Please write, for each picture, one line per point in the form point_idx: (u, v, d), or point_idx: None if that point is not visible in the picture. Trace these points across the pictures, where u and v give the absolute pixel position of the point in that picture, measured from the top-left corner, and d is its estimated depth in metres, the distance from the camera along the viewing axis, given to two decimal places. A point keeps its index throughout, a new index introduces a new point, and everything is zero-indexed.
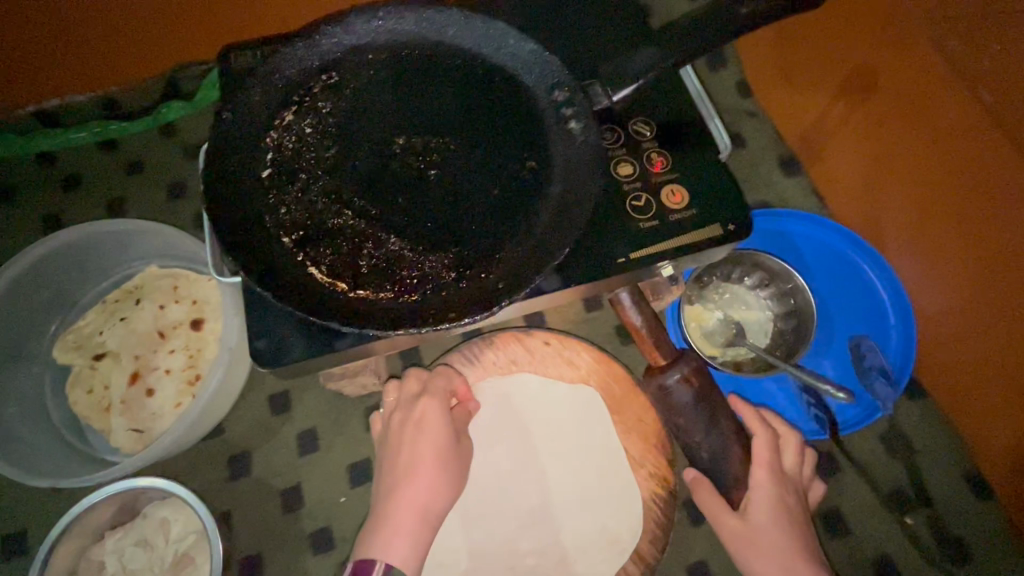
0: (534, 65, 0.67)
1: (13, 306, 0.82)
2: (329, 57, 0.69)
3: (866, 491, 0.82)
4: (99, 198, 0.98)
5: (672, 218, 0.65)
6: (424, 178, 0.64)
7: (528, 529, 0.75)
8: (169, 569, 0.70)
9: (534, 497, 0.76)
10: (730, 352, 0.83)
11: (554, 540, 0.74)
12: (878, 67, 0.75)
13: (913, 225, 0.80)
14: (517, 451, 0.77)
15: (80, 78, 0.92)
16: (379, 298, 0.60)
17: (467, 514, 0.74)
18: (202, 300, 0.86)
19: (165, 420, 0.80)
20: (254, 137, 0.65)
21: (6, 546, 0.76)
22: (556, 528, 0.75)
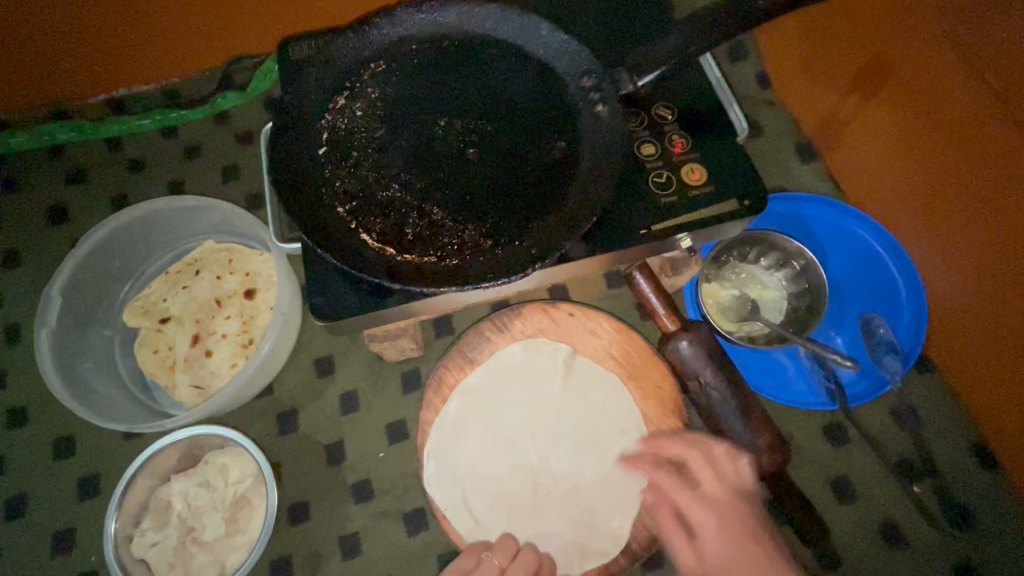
0: (566, 54, 0.74)
1: (89, 273, 0.91)
2: (377, 47, 0.76)
3: (875, 461, 0.86)
4: (159, 178, 1.06)
5: (691, 193, 0.70)
6: (463, 156, 0.71)
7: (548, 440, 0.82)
8: (228, 508, 0.78)
9: (542, 457, 0.82)
10: (745, 327, 0.88)
11: (578, 440, 0.82)
12: (894, 54, 0.79)
13: (926, 206, 0.83)
14: (512, 446, 0.82)
15: (147, 66, 1.02)
16: (423, 261, 0.66)
17: (490, 427, 0.82)
18: (254, 272, 0.93)
19: (222, 379, 0.88)
20: (313, 119, 0.73)
21: (84, 486, 0.85)
22: (576, 448, 0.82)
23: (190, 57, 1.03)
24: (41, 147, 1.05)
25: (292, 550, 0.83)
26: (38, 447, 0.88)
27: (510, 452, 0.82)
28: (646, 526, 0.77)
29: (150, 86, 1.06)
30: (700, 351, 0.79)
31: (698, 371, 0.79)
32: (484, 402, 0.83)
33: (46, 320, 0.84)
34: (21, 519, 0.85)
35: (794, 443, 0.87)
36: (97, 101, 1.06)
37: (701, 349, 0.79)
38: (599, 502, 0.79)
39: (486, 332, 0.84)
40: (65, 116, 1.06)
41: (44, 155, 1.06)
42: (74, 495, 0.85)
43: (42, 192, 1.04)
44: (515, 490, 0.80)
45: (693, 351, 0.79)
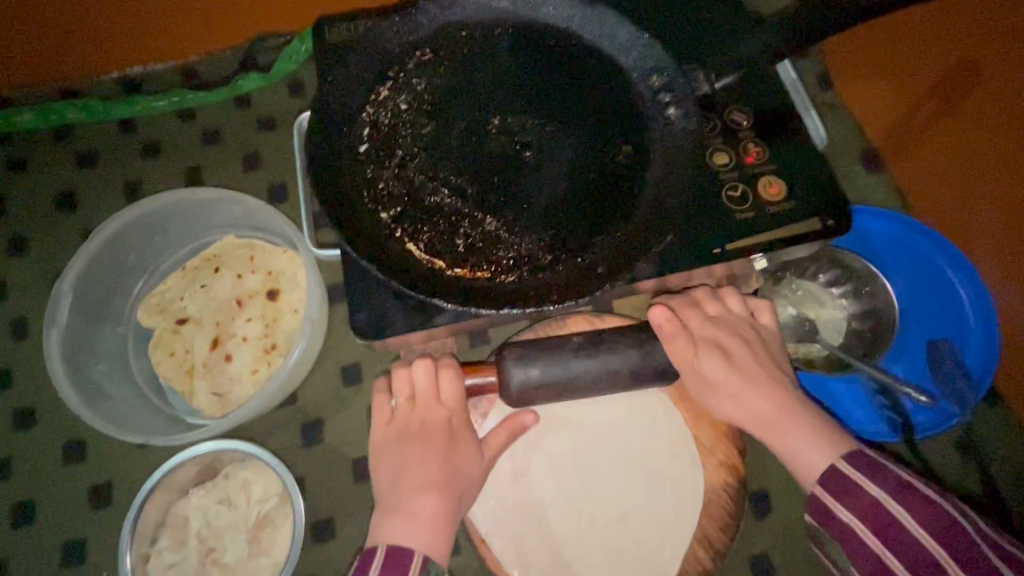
0: (633, 48, 0.67)
1: (101, 268, 0.84)
2: (423, 33, 0.69)
3: (936, 494, 0.81)
4: (175, 164, 0.98)
5: (769, 209, 0.64)
6: (519, 159, 0.65)
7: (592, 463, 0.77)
8: (252, 527, 0.73)
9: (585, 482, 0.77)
10: (802, 348, 0.84)
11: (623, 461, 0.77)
12: (984, 61, 0.72)
13: (1007, 228, 0.77)
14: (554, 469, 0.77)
15: (163, 39, 0.95)
16: (476, 276, 0.60)
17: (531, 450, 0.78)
18: (278, 271, 0.87)
19: (244, 386, 0.83)
20: (353, 112, 0.66)
21: (97, 495, 0.80)
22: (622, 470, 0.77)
23: (209, 32, 0.95)
24: (49, 127, 0.98)
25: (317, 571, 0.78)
26: (48, 451, 0.83)
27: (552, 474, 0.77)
28: (697, 559, 0.73)
29: (166, 63, 0.99)
30: (534, 369, 0.67)
31: (571, 373, 0.67)
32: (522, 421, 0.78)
33: (57, 320, 0.78)
34: (29, 528, 0.80)
35: None
36: (109, 78, 0.99)
37: (560, 347, 0.68)
38: (646, 534, 0.74)
39: None
40: (74, 94, 0.99)
41: (52, 135, 0.99)
42: (85, 504, 0.80)
43: (49, 176, 0.97)
44: (557, 517, 0.75)
45: (538, 369, 0.67)
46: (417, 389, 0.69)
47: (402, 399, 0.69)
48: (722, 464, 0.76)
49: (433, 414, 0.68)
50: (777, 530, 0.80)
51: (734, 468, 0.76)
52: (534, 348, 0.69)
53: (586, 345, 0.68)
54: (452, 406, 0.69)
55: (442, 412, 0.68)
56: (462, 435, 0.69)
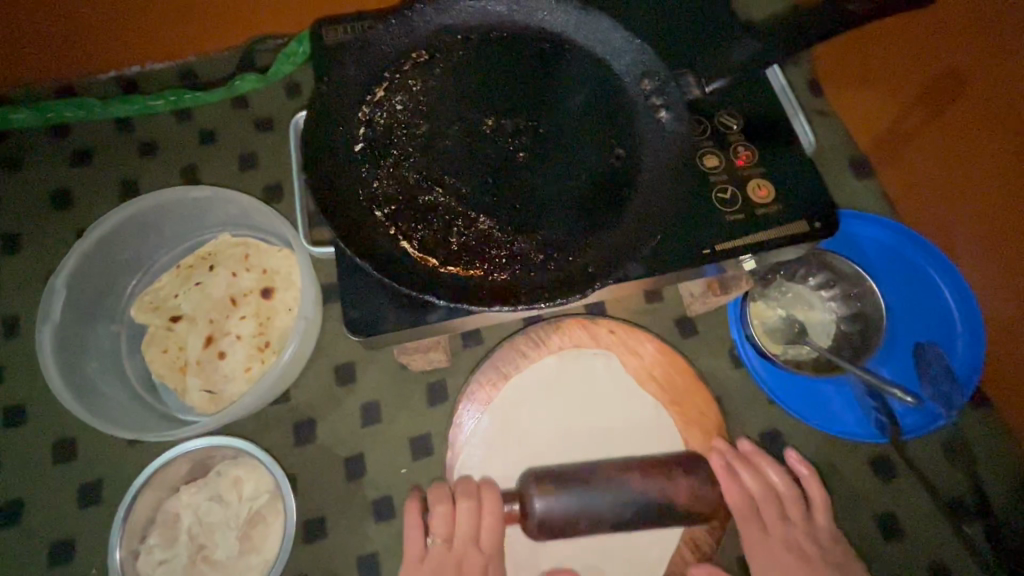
0: (627, 54, 0.68)
1: (95, 264, 0.85)
2: (420, 36, 0.70)
3: (924, 496, 0.81)
4: (171, 163, 0.99)
5: (757, 212, 0.65)
6: (513, 159, 0.66)
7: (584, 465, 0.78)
8: (243, 524, 0.73)
9: None
10: (792, 350, 0.84)
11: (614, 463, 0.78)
12: (967, 70, 0.74)
13: (990, 232, 0.78)
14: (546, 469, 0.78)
15: (161, 40, 0.96)
16: (469, 274, 0.61)
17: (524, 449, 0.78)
18: (273, 270, 0.88)
19: (237, 384, 0.83)
20: (350, 112, 0.67)
21: (86, 492, 0.80)
22: None
23: (207, 33, 0.96)
24: (45, 125, 0.98)
25: (307, 570, 0.78)
26: (38, 447, 0.82)
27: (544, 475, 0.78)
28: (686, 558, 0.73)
29: (164, 63, 1.00)
30: (559, 504, 0.66)
31: (597, 512, 0.66)
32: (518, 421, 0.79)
33: (49, 315, 0.78)
34: (18, 525, 0.79)
35: (838, 476, 0.83)
36: (108, 78, 1.00)
37: (584, 482, 0.67)
38: (635, 531, 0.75)
39: (520, 346, 0.81)
40: (72, 93, 0.99)
41: (48, 134, 0.99)
42: (74, 502, 0.80)
43: (45, 174, 0.98)
44: None
45: (558, 503, 0.66)
46: (456, 532, 0.69)
47: (438, 539, 0.70)
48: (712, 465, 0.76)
49: (472, 559, 0.69)
50: None
51: (723, 469, 0.76)
52: (568, 479, 0.68)
53: (612, 493, 0.66)
54: (489, 555, 0.70)
55: (478, 560, 0.69)
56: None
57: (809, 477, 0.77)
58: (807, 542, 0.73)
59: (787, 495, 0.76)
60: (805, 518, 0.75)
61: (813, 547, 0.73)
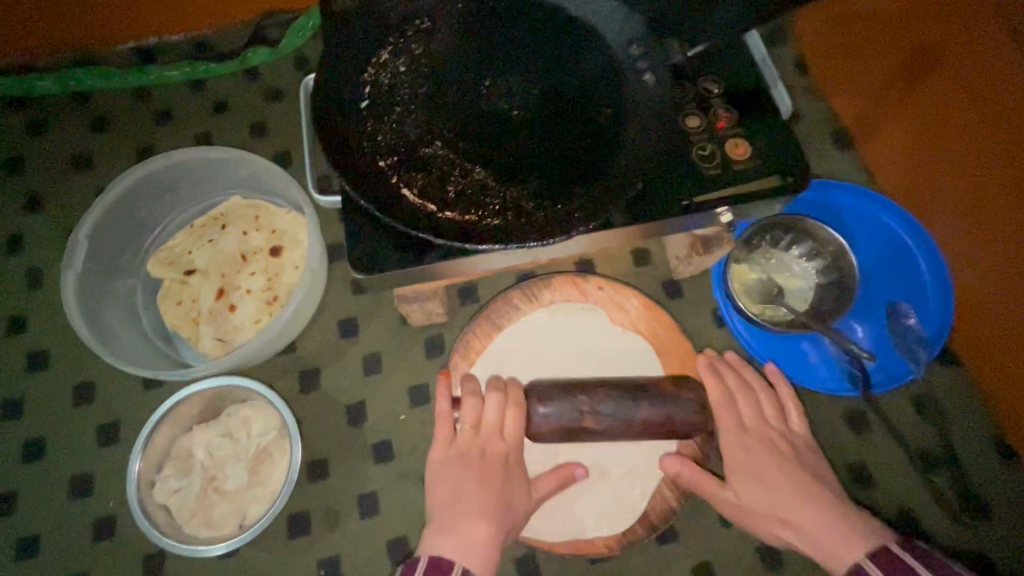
0: (616, 21, 0.73)
1: (115, 219, 0.90)
2: (423, 3, 0.75)
3: (893, 447, 0.86)
4: (185, 130, 1.04)
5: (735, 168, 0.70)
6: (508, 117, 0.71)
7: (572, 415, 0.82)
8: (251, 459, 0.78)
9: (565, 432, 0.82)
10: (769, 310, 0.88)
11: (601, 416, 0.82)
12: (940, 43, 0.78)
13: (959, 198, 0.83)
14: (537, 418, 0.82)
15: (179, 15, 1.01)
16: (465, 219, 0.65)
17: None
18: (281, 229, 0.93)
19: (246, 334, 0.88)
20: (357, 71, 0.72)
21: (104, 432, 0.85)
22: None
23: (222, 7, 1.01)
24: (67, 91, 1.04)
25: (310, 506, 0.83)
26: (59, 390, 0.88)
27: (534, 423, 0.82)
28: (665, 498, 0.78)
29: (180, 36, 1.06)
30: (558, 408, 0.70)
31: (600, 425, 0.69)
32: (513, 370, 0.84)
33: (72, 263, 0.84)
34: (41, 461, 0.85)
35: (812, 428, 0.87)
36: (127, 48, 1.05)
37: (584, 393, 0.70)
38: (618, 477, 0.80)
39: (515, 300, 0.86)
40: (92, 62, 1.05)
41: (70, 100, 1.04)
42: (93, 440, 0.85)
43: (66, 138, 1.03)
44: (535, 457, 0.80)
45: (557, 409, 0.69)
46: (484, 418, 0.72)
47: (466, 424, 0.73)
48: None
49: (495, 444, 0.71)
50: None
51: None
52: (562, 388, 0.72)
53: (613, 398, 0.70)
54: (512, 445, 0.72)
55: (502, 446, 0.71)
56: (517, 470, 0.73)
57: (788, 400, 0.80)
58: (781, 439, 0.76)
59: (759, 426, 0.77)
60: (783, 425, 0.78)
61: (788, 444, 0.76)
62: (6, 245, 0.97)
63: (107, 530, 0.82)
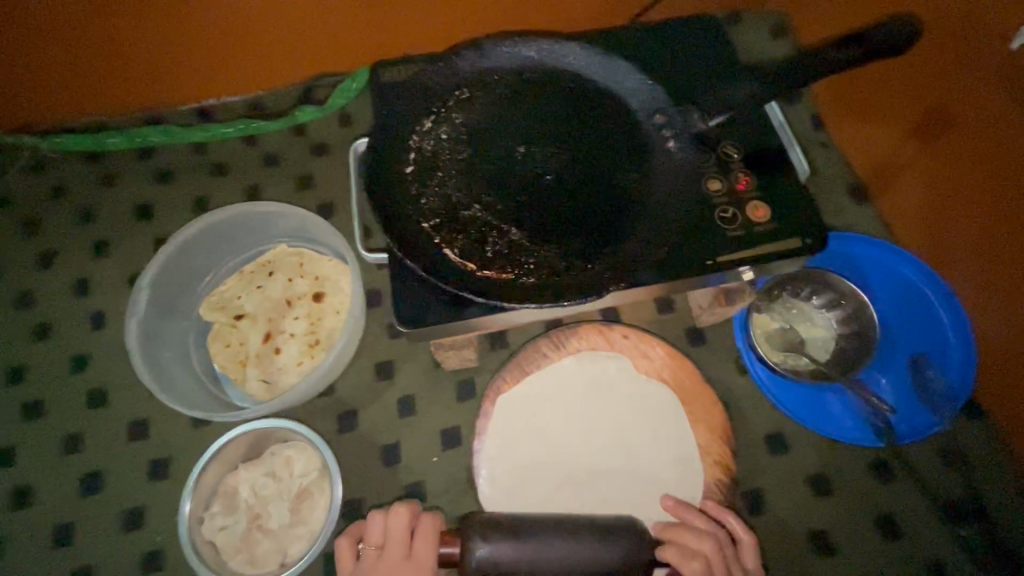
0: (639, 93, 0.80)
1: (175, 267, 0.98)
2: (463, 77, 0.83)
3: (921, 500, 0.86)
4: (238, 182, 1.13)
5: (755, 229, 0.74)
6: (540, 180, 0.77)
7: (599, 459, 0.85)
8: (292, 499, 0.82)
9: (588, 475, 0.84)
10: (791, 360, 0.91)
11: (627, 460, 0.85)
12: (954, 108, 0.83)
13: (977, 254, 0.86)
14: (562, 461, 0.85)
15: (238, 80, 1.11)
16: (501, 277, 0.70)
17: (546, 441, 0.86)
18: (324, 276, 0.99)
19: (290, 375, 0.93)
20: (403, 139, 0.79)
21: (155, 467, 0.91)
22: (626, 470, 0.84)
23: (276, 72, 1.11)
24: (134, 147, 1.14)
25: None
26: (116, 426, 0.94)
27: (561, 466, 0.85)
28: None
29: (237, 97, 1.15)
30: (499, 551, 0.66)
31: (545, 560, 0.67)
32: (541, 412, 0.87)
33: (136, 308, 0.91)
34: (96, 494, 0.90)
35: (838, 478, 0.88)
36: (188, 108, 1.15)
37: (535, 540, 0.68)
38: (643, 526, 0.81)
39: (542, 348, 0.90)
40: (157, 120, 1.15)
41: (135, 155, 1.14)
42: (145, 475, 0.90)
43: (130, 190, 1.12)
44: (566, 498, 0.83)
45: (495, 551, 0.66)
46: (388, 543, 0.71)
47: (373, 547, 0.72)
48: (716, 462, 0.83)
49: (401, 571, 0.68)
50: (770, 527, 0.86)
51: (727, 466, 0.83)
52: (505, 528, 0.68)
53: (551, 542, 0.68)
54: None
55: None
56: None
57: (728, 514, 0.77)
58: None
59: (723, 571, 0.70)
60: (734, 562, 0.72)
61: None
62: (73, 288, 1.05)
63: (155, 564, 0.86)
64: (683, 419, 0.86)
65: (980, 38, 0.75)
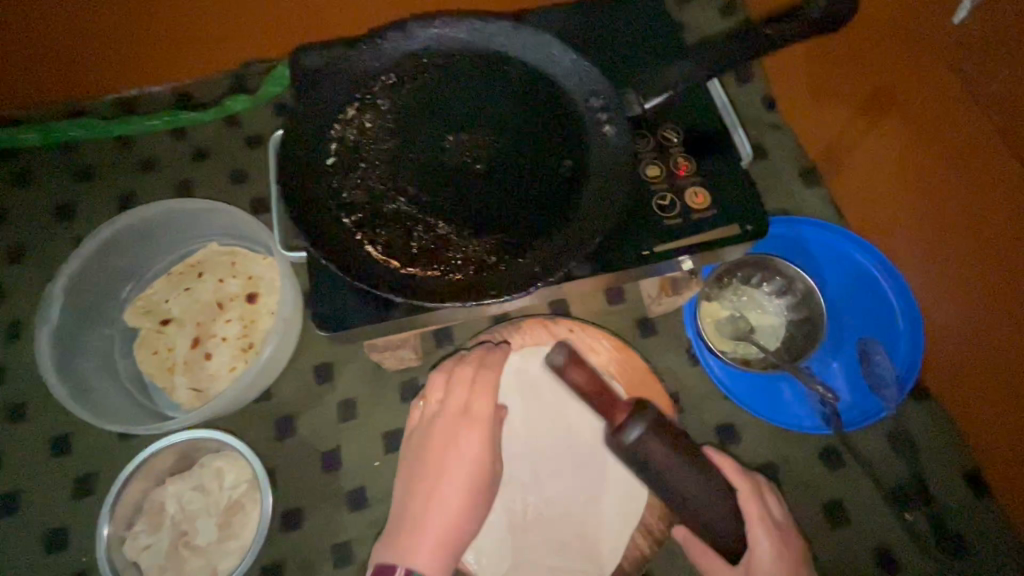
0: (575, 73, 0.74)
1: (95, 270, 0.91)
2: (389, 60, 0.77)
3: (869, 486, 0.86)
4: (167, 178, 1.06)
5: (693, 217, 0.71)
6: (470, 170, 0.72)
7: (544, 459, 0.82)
8: (222, 513, 0.78)
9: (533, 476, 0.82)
10: (740, 348, 0.89)
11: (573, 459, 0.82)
12: (899, 85, 0.80)
13: (925, 234, 0.84)
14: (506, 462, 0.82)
15: (160, 68, 1.04)
16: (426, 274, 0.66)
17: None
18: (258, 276, 0.94)
19: (222, 382, 0.88)
20: (323, 128, 0.73)
21: (79, 484, 0.86)
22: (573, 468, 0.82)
23: (201, 59, 1.04)
24: (52, 142, 1.06)
25: (285, 556, 0.83)
26: (36, 443, 0.88)
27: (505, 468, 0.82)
28: (638, 546, 0.78)
29: (162, 86, 1.08)
30: (652, 441, 0.63)
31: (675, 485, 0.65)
32: None
33: (50, 317, 0.85)
34: (16, 515, 0.85)
35: (788, 467, 0.87)
36: (110, 99, 1.07)
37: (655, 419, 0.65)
38: (589, 526, 0.80)
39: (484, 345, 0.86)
40: (77, 113, 1.07)
41: (54, 151, 1.07)
42: (68, 493, 0.85)
43: (50, 189, 1.05)
44: (510, 500, 0.81)
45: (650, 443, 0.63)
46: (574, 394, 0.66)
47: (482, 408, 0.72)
48: None
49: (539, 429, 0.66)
50: None
51: None
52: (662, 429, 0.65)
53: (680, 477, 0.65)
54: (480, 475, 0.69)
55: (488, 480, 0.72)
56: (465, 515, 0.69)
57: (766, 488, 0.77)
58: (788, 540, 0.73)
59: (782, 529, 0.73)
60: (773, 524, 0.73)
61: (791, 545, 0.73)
62: None
63: None
64: None
65: (920, 12, 0.72)
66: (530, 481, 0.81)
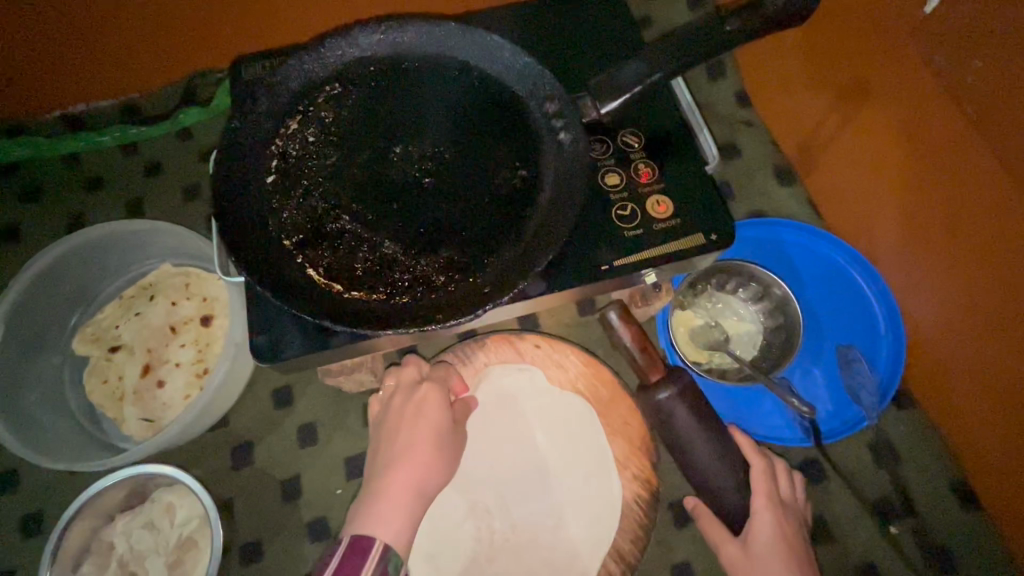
0: (529, 77, 0.70)
1: (39, 298, 0.87)
2: (332, 69, 0.72)
3: (850, 498, 0.83)
4: (118, 197, 1.02)
5: (657, 228, 0.67)
6: (418, 184, 0.68)
7: (510, 482, 0.79)
8: (173, 551, 0.75)
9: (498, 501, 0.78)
10: (716, 359, 0.85)
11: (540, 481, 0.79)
12: (872, 79, 0.76)
13: (902, 235, 0.80)
14: (469, 487, 0.78)
15: (104, 83, 0.99)
16: (371, 299, 0.63)
17: None
18: (212, 297, 0.89)
19: (175, 410, 0.84)
20: (262, 144, 0.69)
21: (27, 524, 0.82)
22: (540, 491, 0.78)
23: (147, 72, 0.99)
24: None
25: None
26: None
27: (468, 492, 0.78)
28: (610, 571, 0.76)
29: (109, 101, 1.03)
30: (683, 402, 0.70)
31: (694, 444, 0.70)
32: None
33: None
34: None
35: None
36: (53, 116, 1.02)
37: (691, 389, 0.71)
38: (557, 552, 0.76)
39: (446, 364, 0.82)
40: (19, 130, 1.02)
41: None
42: (16, 533, 0.82)
43: None
44: (474, 527, 0.77)
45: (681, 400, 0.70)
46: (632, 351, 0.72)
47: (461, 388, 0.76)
48: (635, 477, 0.78)
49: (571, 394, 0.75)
50: (696, 537, 0.82)
51: (647, 480, 0.78)
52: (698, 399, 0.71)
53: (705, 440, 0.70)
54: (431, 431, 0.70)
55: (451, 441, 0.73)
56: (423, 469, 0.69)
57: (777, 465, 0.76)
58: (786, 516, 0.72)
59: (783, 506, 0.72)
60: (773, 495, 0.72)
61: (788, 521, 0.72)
62: None
63: None
64: (599, 431, 0.80)
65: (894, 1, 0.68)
66: (494, 505, 0.78)
